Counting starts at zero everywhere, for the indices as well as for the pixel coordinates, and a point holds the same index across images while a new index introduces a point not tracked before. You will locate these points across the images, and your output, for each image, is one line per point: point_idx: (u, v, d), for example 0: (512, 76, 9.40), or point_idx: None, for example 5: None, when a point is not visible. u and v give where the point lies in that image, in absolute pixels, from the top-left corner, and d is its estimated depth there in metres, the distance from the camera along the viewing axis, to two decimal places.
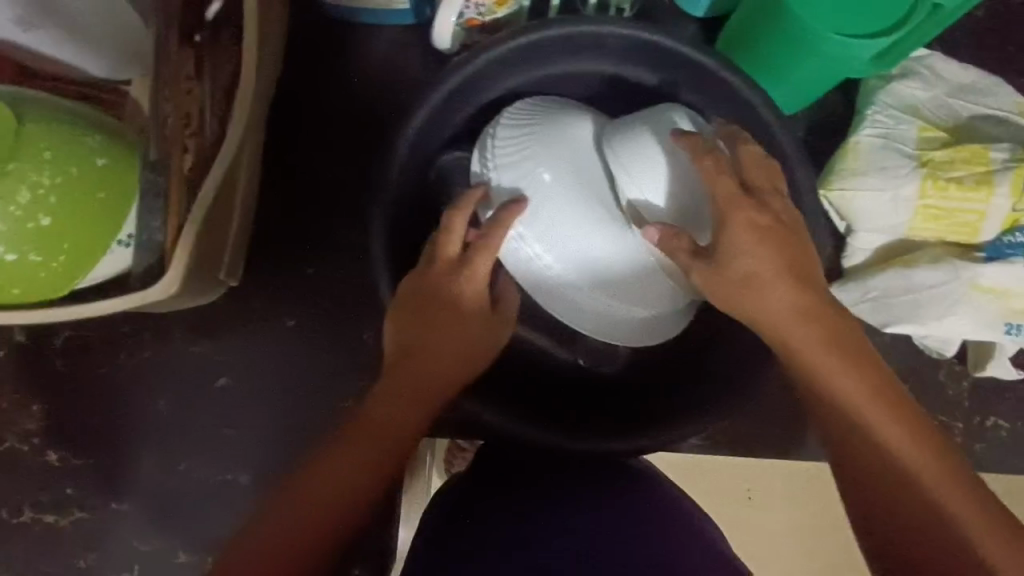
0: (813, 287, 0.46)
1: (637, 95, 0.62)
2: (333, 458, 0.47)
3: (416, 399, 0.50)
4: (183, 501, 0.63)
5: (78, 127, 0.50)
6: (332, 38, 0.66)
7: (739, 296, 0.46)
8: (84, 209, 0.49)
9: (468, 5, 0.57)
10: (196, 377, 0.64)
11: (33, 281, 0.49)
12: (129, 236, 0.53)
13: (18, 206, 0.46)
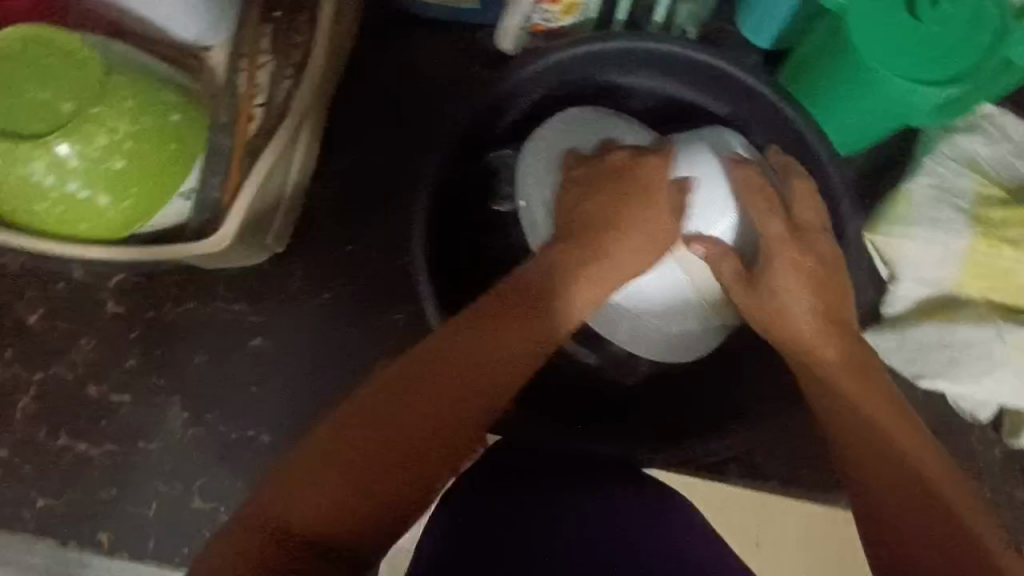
0: (848, 329, 0.48)
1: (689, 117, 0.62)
2: (364, 430, 0.39)
3: (491, 385, 0.43)
4: (205, 450, 0.65)
5: (159, 83, 0.53)
6: (401, 30, 0.69)
7: (772, 321, 0.48)
8: (154, 158, 0.52)
9: (535, 9, 0.58)
10: (233, 333, 0.67)
11: (98, 219, 0.52)
12: (190, 191, 0.56)
13: (96, 147, 0.50)
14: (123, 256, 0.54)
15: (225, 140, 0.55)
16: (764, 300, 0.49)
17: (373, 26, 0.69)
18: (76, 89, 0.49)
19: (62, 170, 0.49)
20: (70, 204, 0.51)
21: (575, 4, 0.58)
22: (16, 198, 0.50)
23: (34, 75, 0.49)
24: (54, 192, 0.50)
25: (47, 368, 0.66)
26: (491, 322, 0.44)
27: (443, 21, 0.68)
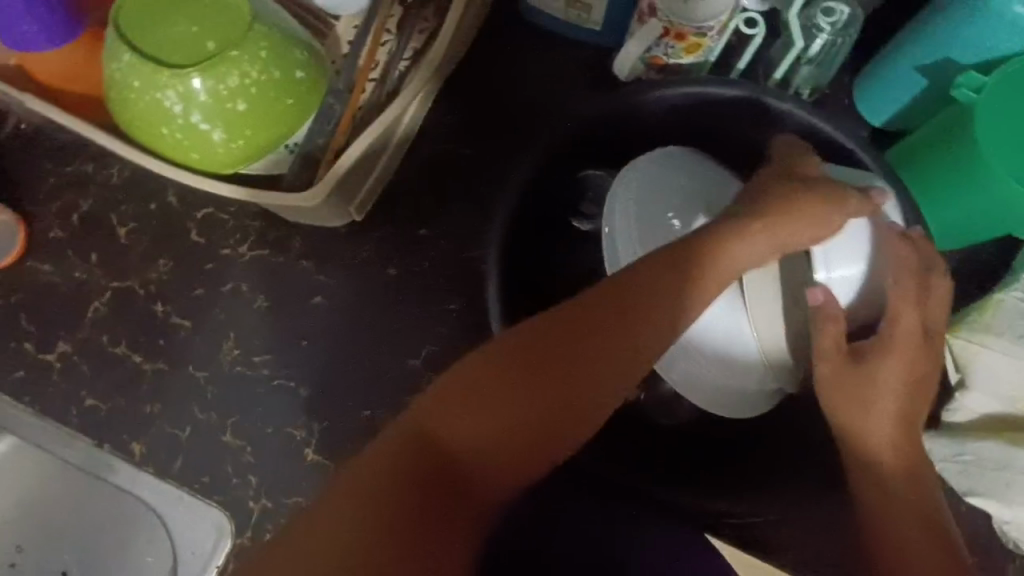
0: (915, 426, 0.47)
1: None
2: (472, 411, 0.42)
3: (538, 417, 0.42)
4: (246, 390, 0.67)
5: (292, 39, 0.56)
6: (518, 37, 0.71)
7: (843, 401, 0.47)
8: (272, 107, 0.55)
9: (659, 42, 0.59)
10: (297, 286, 0.69)
11: (209, 153, 0.55)
12: (294, 144, 0.59)
13: (225, 86, 0.53)
14: (224, 190, 0.57)
15: (339, 106, 0.60)
16: (845, 379, 0.47)
17: (494, 28, 0.72)
18: (221, 31, 0.53)
19: (191, 101, 0.53)
20: (188, 133, 0.54)
21: (699, 44, 0.59)
22: (142, 117, 0.54)
23: (189, 11, 0.53)
24: (178, 119, 0.53)
25: (123, 279, 0.70)
26: (544, 352, 0.43)
27: (563, 37, 0.71)
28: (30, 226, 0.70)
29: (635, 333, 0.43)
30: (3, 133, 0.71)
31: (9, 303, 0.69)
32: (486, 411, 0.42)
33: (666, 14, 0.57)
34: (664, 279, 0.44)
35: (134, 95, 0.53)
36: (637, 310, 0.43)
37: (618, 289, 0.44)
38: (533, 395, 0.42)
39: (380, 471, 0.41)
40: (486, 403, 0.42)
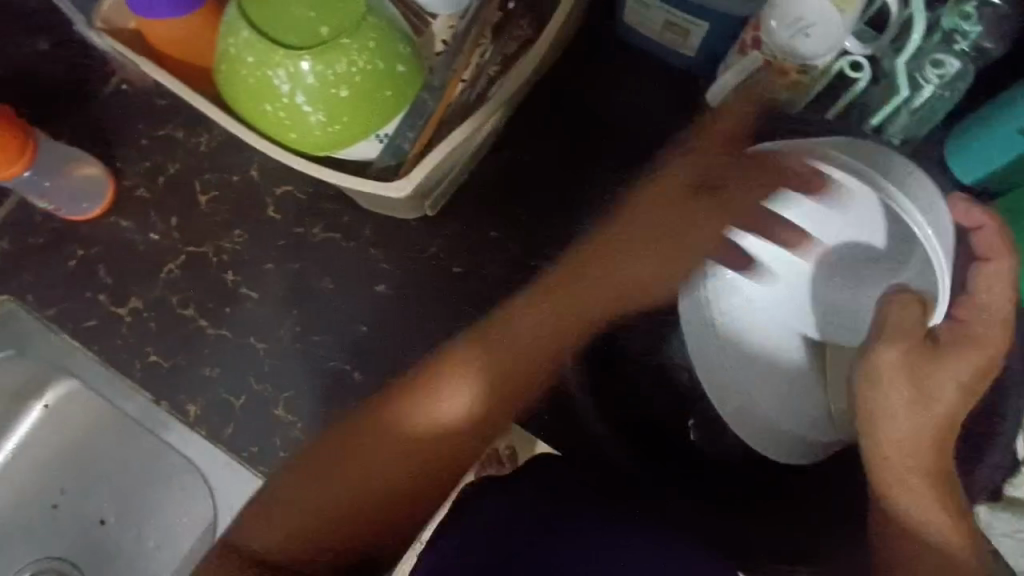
0: (923, 401, 0.56)
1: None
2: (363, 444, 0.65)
3: (391, 426, 0.66)
4: (302, 368, 0.69)
5: (399, 32, 0.57)
6: (610, 54, 0.72)
7: (881, 412, 0.56)
8: (372, 96, 0.56)
9: (761, 72, 0.60)
10: (364, 272, 0.70)
11: (307, 135, 0.57)
12: (385, 135, 0.59)
13: (333, 71, 0.54)
14: (313, 173, 0.58)
15: (432, 102, 0.59)
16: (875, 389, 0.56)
17: (587, 43, 0.72)
18: (336, 17, 0.54)
19: (298, 82, 0.54)
20: (290, 113, 0.56)
21: (799, 82, 0.60)
22: (249, 92, 0.56)
23: None
24: (284, 99, 0.55)
25: (198, 245, 0.71)
26: (419, 385, 0.66)
27: (655, 59, 0.71)
28: (119, 182, 0.72)
29: (522, 368, 0.64)
30: (105, 89, 0.72)
31: (89, 254, 0.71)
32: (380, 415, 0.66)
33: (770, 50, 0.58)
34: (559, 328, 0.65)
35: (245, 70, 0.55)
36: (539, 365, 0.65)
37: (511, 340, 0.65)
38: (406, 422, 0.66)
39: (336, 471, 0.65)
40: (378, 411, 0.66)
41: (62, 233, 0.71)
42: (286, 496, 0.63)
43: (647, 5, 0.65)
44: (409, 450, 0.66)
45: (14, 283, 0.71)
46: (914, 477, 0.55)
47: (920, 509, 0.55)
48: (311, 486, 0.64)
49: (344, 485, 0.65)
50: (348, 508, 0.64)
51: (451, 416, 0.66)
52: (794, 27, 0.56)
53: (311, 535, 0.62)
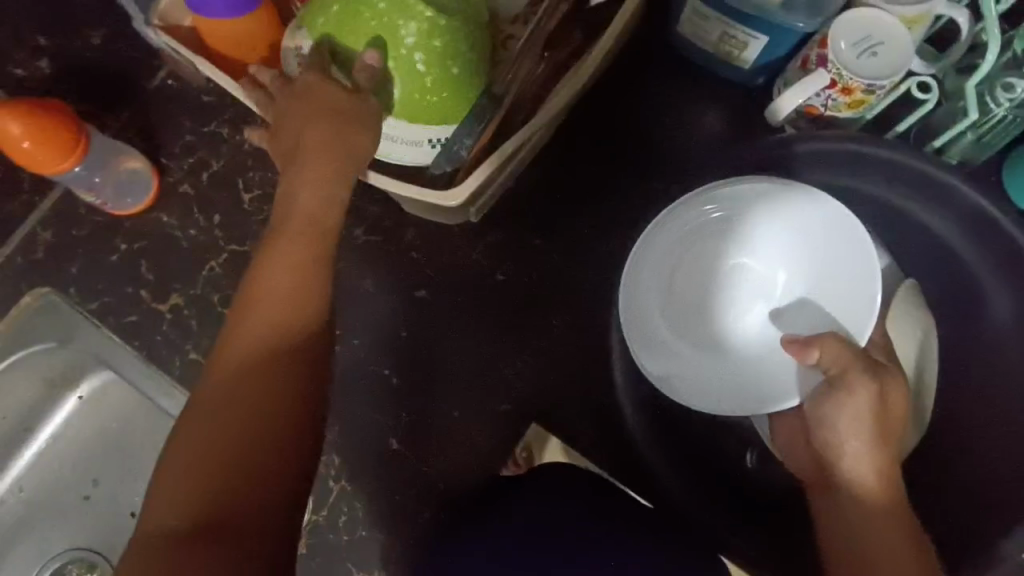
0: (884, 421, 0.52)
1: (919, 245, 0.61)
2: (233, 355, 0.51)
3: (267, 375, 0.51)
4: (340, 372, 0.69)
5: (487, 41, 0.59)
6: (662, 64, 0.71)
7: (832, 421, 0.53)
8: (469, 88, 0.57)
9: (822, 92, 0.58)
10: (404, 277, 0.70)
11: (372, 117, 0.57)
12: (437, 141, 0.59)
13: (455, 48, 0.56)
14: (373, 179, 0.59)
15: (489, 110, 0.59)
16: (839, 395, 0.53)
17: (639, 51, 0.71)
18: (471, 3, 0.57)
19: (420, 44, 0.54)
20: (356, 102, 0.54)
21: (864, 100, 0.58)
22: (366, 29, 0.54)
23: None
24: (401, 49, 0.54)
25: (240, 243, 0.71)
26: (257, 310, 0.53)
27: (707, 70, 0.70)
28: (163, 177, 0.72)
29: (314, 272, 0.54)
30: (150, 83, 0.71)
31: (132, 249, 0.71)
32: (248, 357, 0.51)
33: (838, 68, 0.55)
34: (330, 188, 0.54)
35: (371, 12, 0.54)
36: (316, 245, 0.54)
37: (294, 215, 0.54)
38: (264, 367, 0.51)
39: (208, 446, 0.48)
40: (249, 352, 0.51)
41: (106, 228, 0.71)
42: (179, 451, 0.49)
43: (706, 16, 0.64)
44: (278, 418, 0.50)
45: (57, 275, 0.71)
46: (871, 495, 0.51)
47: (871, 530, 0.50)
48: (186, 460, 0.48)
49: (211, 464, 0.48)
50: (210, 494, 0.47)
51: (293, 337, 0.52)
52: (862, 45, 0.55)
53: (172, 517, 0.46)
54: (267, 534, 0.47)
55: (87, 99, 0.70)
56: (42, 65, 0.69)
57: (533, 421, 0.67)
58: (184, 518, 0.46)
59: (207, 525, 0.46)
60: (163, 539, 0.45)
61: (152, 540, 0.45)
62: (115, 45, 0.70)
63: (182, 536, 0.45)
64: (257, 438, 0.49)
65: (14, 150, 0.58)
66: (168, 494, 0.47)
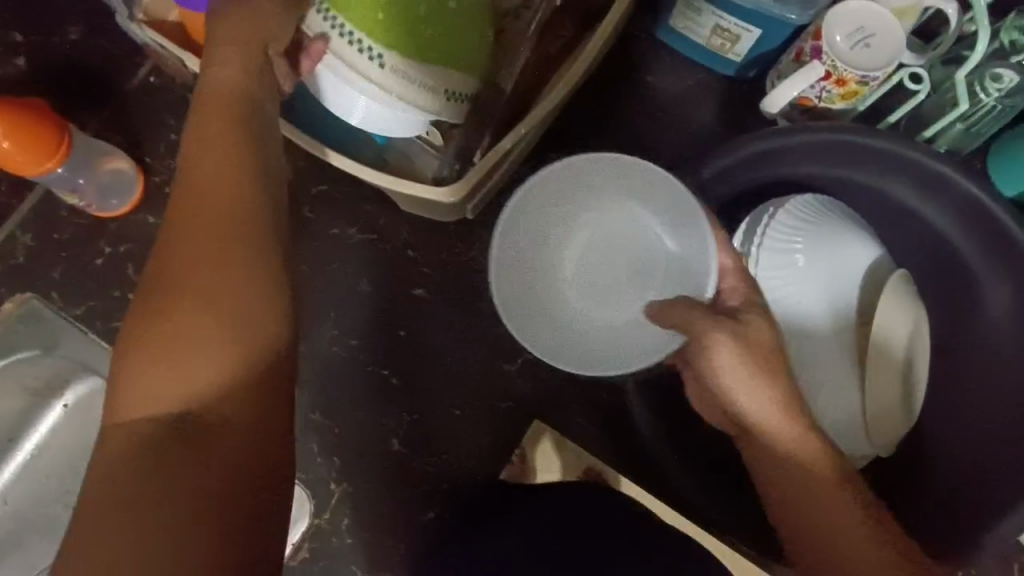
0: (764, 365, 0.50)
1: (906, 230, 0.62)
2: (168, 258, 0.44)
3: (209, 270, 0.43)
4: (338, 374, 0.67)
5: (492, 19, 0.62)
6: (654, 58, 0.71)
7: (734, 390, 0.50)
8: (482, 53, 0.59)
9: (816, 84, 0.58)
10: (400, 276, 0.69)
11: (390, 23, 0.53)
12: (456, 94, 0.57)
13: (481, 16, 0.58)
14: (367, 175, 0.60)
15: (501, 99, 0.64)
16: (730, 361, 0.49)
17: (631, 46, 0.72)
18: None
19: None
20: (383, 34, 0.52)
21: (857, 92, 0.58)
22: None
23: None
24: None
25: None
26: (191, 196, 0.45)
27: (699, 65, 0.71)
28: (148, 178, 0.69)
29: (251, 152, 0.47)
30: (132, 81, 0.69)
31: (117, 251, 0.69)
32: (183, 257, 0.44)
33: (832, 59, 0.56)
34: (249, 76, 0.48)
35: None
36: (242, 129, 0.47)
37: (217, 96, 0.48)
38: (208, 260, 0.44)
39: (156, 355, 0.41)
40: (187, 252, 0.44)
41: (90, 230, 0.69)
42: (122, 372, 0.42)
43: (699, 9, 0.64)
44: (239, 318, 0.43)
45: (38, 280, 0.68)
46: (788, 447, 0.49)
47: (806, 487, 0.48)
48: (134, 376, 0.41)
49: (168, 376, 0.41)
50: (191, 410, 0.41)
51: (235, 225, 0.45)
52: (856, 36, 0.56)
53: (140, 437, 0.40)
54: (248, 438, 0.41)
55: (66, 99, 0.68)
56: (20, 63, 0.67)
57: (533, 416, 0.67)
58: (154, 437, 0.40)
59: (179, 438, 0.40)
60: (130, 459, 0.39)
61: (125, 471, 0.38)
62: (94, 42, 0.68)
63: (155, 456, 0.39)
64: (211, 340, 0.42)
65: None
66: (130, 411, 0.41)
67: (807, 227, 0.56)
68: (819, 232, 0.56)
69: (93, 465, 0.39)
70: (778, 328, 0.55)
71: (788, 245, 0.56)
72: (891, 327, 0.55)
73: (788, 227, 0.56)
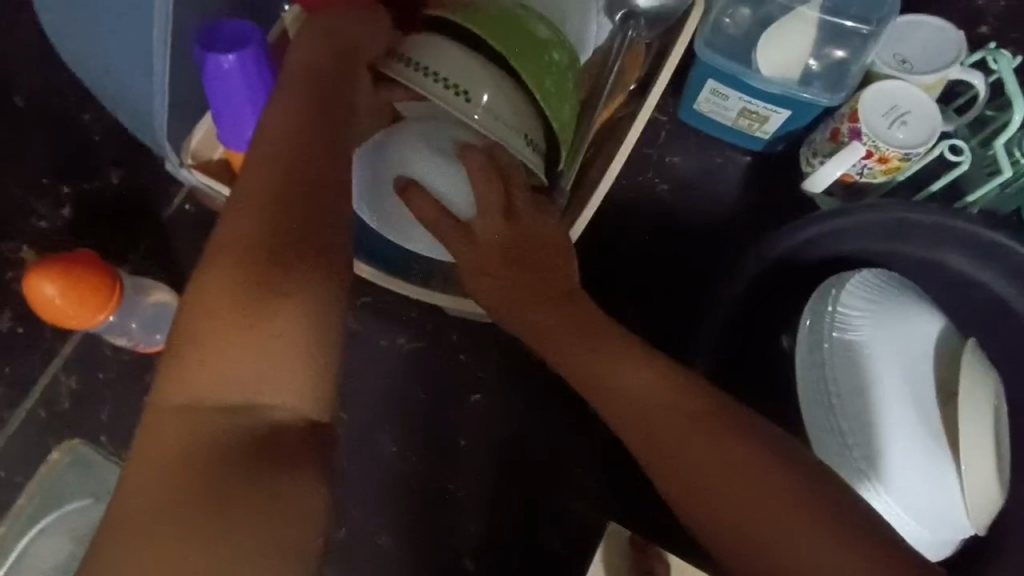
0: (615, 350, 0.52)
1: (961, 293, 0.62)
2: (233, 221, 0.43)
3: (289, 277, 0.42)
4: (401, 494, 0.65)
5: (570, 80, 0.59)
6: (682, 138, 0.72)
7: (626, 424, 0.49)
8: (556, 104, 0.57)
9: (857, 162, 0.60)
10: (455, 383, 0.68)
11: (476, 73, 0.53)
12: (532, 139, 0.55)
13: (553, 78, 0.57)
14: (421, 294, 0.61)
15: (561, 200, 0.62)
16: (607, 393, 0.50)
17: (658, 129, 0.72)
18: (573, 68, 0.60)
19: (546, 63, 0.57)
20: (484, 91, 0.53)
21: (900, 166, 0.60)
22: (508, 29, 0.55)
23: (557, 44, 0.58)
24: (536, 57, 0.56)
25: None
26: (269, 170, 0.45)
27: (725, 142, 0.71)
28: None
29: (324, 148, 0.46)
30: (168, 210, 0.68)
31: None
32: (247, 236, 0.43)
33: (872, 140, 0.58)
34: (314, 108, 0.48)
35: (512, 24, 0.56)
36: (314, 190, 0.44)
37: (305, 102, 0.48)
38: (279, 255, 0.42)
39: (227, 334, 0.41)
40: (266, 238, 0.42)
41: (135, 368, 0.67)
42: (197, 334, 0.41)
43: (726, 96, 0.65)
44: (318, 331, 0.42)
45: (86, 424, 0.66)
46: (664, 442, 0.47)
47: (694, 459, 0.46)
48: (210, 352, 0.40)
49: (244, 362, 0.40)
50: (249, 383, 0.40)
51: (309, 226, 0.43)
52: (890, 115, 0.58)
53: (203, 419, 0.39)
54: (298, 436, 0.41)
55: (104, 237, 0.67)
56: (63, 213, 0.66)
57: (610, 517, 0.65)
58: (225, 418, 0.40)
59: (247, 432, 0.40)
60: (201, 435, 0.39)
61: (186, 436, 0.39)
62: (135, 181, 0.68)
63: (229, 440, 0.39)
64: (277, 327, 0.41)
65: (47, 307, 0.55)
66: (185, 384, 0.40)
67: (869, 302, 0.57)
68: (880, 311, 0.57)
69: (151, 429, 0.39)
70: (854, 414, 0.55)
71: (854, 329, 0.56)
72: (972, 409, 0.53)
73: (852, 307, 0.57)
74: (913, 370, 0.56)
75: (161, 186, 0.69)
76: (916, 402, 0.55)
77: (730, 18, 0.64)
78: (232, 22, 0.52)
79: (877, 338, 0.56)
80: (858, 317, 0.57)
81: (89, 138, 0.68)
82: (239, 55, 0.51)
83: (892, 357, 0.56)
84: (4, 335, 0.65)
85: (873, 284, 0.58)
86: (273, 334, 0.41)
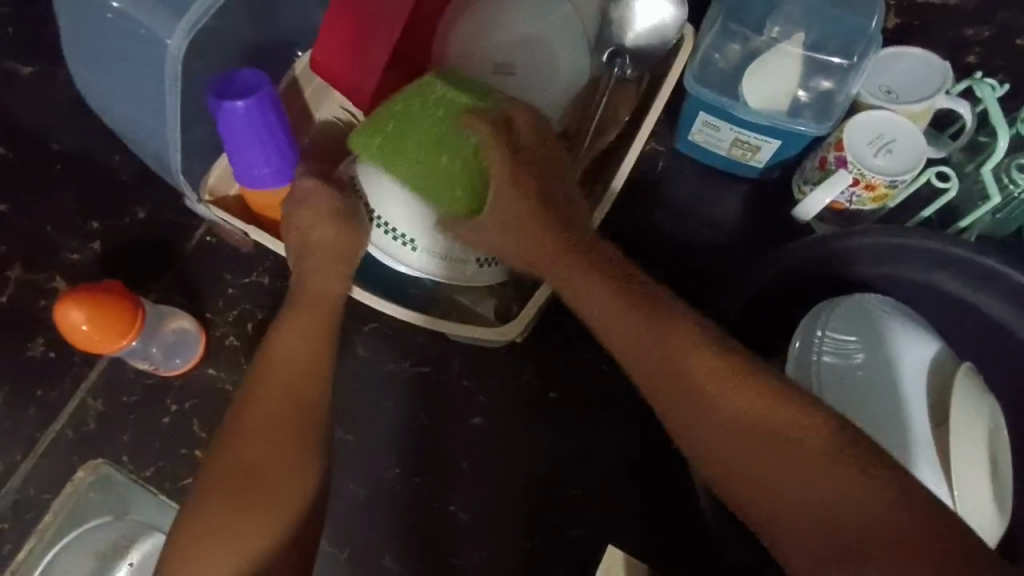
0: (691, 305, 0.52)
1: (958, 317, 0.62)
2: (242, 422, 0.53)
3: (268, 485, 0.51)
4: (405, 515, 0.67)
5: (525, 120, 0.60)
6: (678, 166, 0.73)
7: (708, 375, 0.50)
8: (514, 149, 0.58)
9: (845, 190, 0.61)
10: (458, 407, 0.70)
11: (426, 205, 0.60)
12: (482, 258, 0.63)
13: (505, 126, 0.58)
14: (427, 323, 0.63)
15: None
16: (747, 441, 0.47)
17: (654, 159, 0.74)
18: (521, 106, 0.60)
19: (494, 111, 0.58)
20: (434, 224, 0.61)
21: (887, 194, 0.61)
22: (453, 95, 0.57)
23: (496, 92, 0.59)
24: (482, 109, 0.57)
25: None
26: (273, 377, 0.54)
27: (720, 171, 0.73)
28: (209, 333, 0.71)
29: (317, 348, 0.56)
30: (190, 242, 0.72)
31: (182, 408, 0.69)
32: (245, 440, 0.53)
33: (859, 168, 0.59)
34: (325, 306, 0.58)
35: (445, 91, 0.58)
36: (307, 387, 0.54)
37: (312, 302, 0.58)
38: (270, 452, 0.52)
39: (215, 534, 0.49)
40: (249, 454, 0.52)
41: (155, 391, 0.70)
42: (195, 539, 0.49)
43: (717, 127, 0.67)
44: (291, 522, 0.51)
45: (108, 444, 0.69)
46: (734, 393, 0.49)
47: (766, 410, 0.48)
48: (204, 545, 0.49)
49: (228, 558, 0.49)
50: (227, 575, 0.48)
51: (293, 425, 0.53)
52: (877, 144, 0.60)
53: None
54: None
55: (132, 268, 0.71)
56: (92, 247, 0.72)
57: (614, 540, 0.66)
58: None
59: None
60: None
61: None
62: (157, 217, 0.73)
63: None
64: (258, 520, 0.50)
65: (73, 333, 0.59)
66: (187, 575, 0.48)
67: (860, 326, 0.58)
68: (874, 336, 0.58)
69: None
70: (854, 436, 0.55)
71: (846, 353, 0.58)
72: (965, 430, 0.53)
73: (842, 332, 0.58)
74: (919, 378, 0.57)
75: (182, 220, 0.73)
76: (924, 412, 0.55)
77: (720, 54, 0.66)
78: (246, 72, 0.57)
79: (872, 353, 0.57)
80: (849, 342, 0.58)
81: (120, 178, 0.73)
82: (248, 101, 0.55)
83: (890, 370, 0.57)
84: (38, 360, 0.70)
85: (870, 303, 0.59)
86: (258, 530, 0.50)
